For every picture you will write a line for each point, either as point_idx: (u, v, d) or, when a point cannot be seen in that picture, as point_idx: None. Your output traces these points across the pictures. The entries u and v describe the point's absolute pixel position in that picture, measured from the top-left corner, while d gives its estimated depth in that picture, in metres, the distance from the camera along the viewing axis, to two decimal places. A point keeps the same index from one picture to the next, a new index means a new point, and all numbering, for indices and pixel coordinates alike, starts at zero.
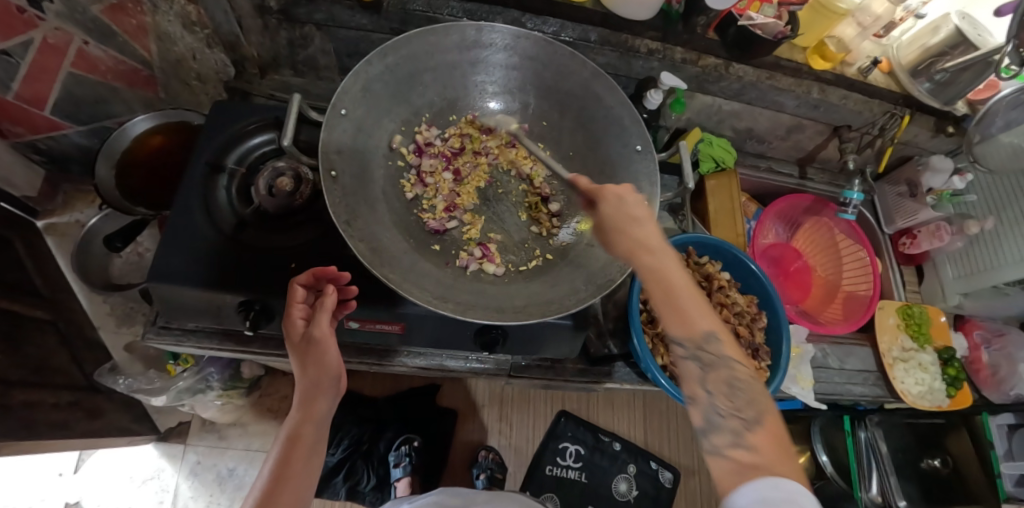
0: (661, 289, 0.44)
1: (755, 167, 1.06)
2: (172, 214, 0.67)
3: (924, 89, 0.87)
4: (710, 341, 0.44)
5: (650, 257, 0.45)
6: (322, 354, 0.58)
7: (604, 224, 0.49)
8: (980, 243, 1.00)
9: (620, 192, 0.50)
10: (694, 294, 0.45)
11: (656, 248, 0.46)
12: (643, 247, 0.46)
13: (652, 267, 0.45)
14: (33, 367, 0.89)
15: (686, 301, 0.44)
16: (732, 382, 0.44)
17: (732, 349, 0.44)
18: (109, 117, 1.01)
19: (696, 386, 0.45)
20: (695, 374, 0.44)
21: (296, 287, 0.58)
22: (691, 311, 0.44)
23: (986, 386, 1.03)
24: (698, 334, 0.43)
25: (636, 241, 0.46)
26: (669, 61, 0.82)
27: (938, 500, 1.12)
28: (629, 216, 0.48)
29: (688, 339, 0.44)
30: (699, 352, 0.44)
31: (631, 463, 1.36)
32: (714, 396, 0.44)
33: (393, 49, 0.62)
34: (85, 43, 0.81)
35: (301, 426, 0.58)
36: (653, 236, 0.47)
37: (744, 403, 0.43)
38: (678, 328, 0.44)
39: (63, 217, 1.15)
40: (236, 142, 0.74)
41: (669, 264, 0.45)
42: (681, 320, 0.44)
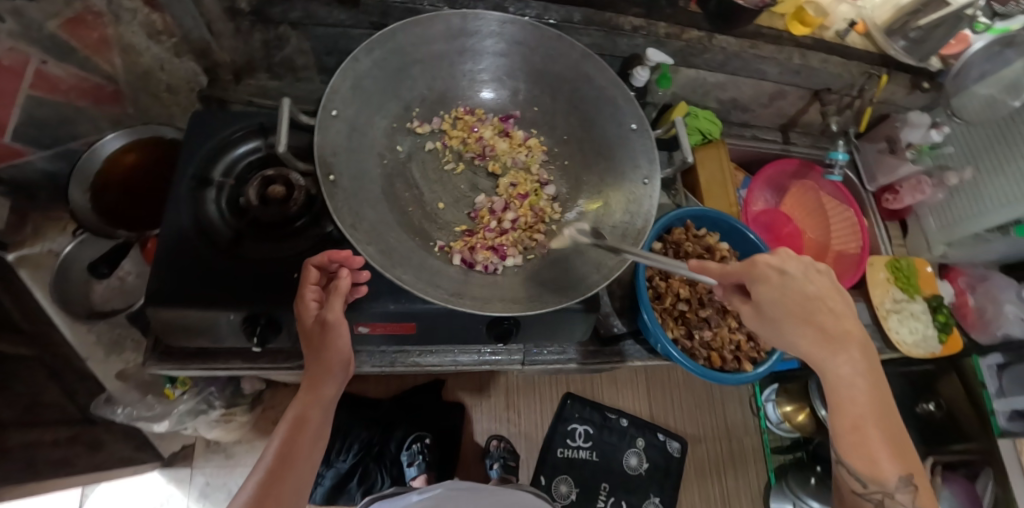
0: (850, 415, 0.49)
1: (741, 136, 1.08)
2: (162, 232, 0.65)
3: (901, 47, 0.89)
4: (898, 482, 0.47)
5: (841, 366, 0.50)
6: (333, 338, 0.57)
7: (761, 310, 0.52)
8: (959, 194, 1.05)
9: (780, 267, 0.52)
10: (885, 432, 0.48)
11: (848, 341, 0.51)
12: (836, 345, 0.50)
13: (839, 377, 0.50)
14: (25, 406, 0.86)
15: (874, 430, 0.49)
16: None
17: (924, 495, 0.48)
18: (74, 137, 0.89)
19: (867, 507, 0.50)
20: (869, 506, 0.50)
21: (311, 269, 0.59)
22: (879, 447, 0.48)
23: (975, 328, 1.08)
24: (887, 479, 0.47)
25: (824, 336, 0.50)
26: (654, 37, 0.83)
27: (937, 441, 1.18)
28: (806, 299, 0.51)
29: (875, 480, 0.48)
30: (885, 496, 0.48)
31: (639, 437, 1.39)
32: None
33: (379, 43, 0.61)
34: (43, 62, 0.73)
35: (307, 409, 0.57)
36: (842, 326, 0.51)
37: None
38: (864, 467, 0.48)
39: (35, 248, 0.88)
40: (221, 153, 0.72)
41: (860, 376, 0.50)
42: (872, 465, 0.48)
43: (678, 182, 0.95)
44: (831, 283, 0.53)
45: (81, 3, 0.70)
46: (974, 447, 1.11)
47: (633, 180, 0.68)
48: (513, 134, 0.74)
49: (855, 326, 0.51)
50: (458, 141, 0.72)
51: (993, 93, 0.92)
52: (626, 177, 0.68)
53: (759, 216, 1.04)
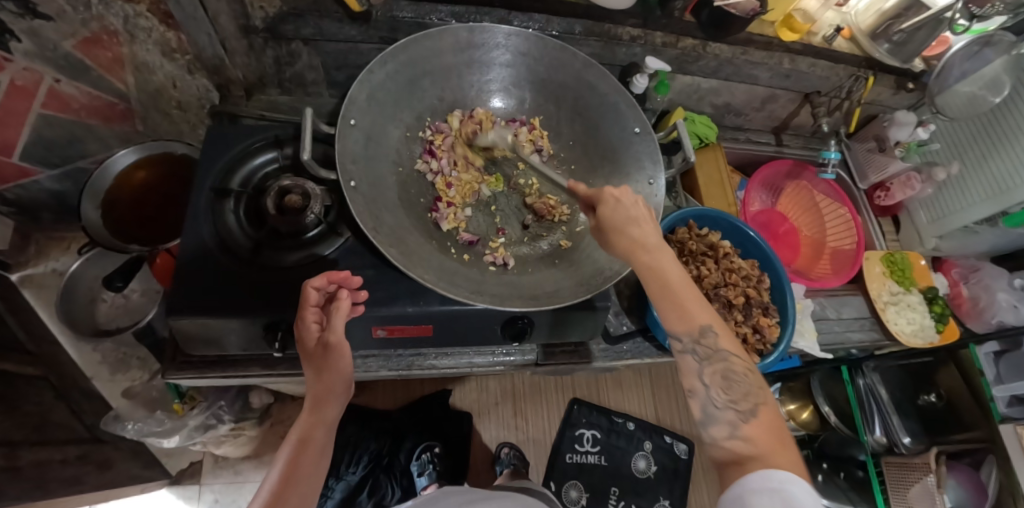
0: (661, 285, 0.49)
1: (735, 139, 1.11)
2: (183, 242, 0.66)
3: (885, 49, 0.94)
4: (706, 334, 0.48)
5: (648, 256, 0.50)
6: (337, 358, 0.60)
7: (602, 223, 0.54)
8: (947, 188, 1.09)
9: (617, 194, 0.54)
10: (694, 292, 0.49)
11: (653, 245, 0.51)
12: (639, 247, 0.50)
13: (648, 265, 0.49)
14: (35, 425, 0.86)
15: (683, 297, 0.49)
16: (728, 372, 0.47)
17: (727, 341, 0.48)
18: (84, 155, 0.90)
19: (694, 378, 0.48)
20: (691, 366, 0.48)
21: (311, 290, 0.58)
22: (690, 308, 0.48)
23: (971, 318, 1.08)
24: (698, 328, 0.48)
25: (632, 240, 0.51)
26: (651, 45, 0.87)
27: (939, 431, 1.19)
28: (626, 218, 0.52)
29: (689, 333, 0.48)
30: (697, 344, 0.48)
31: (647, 440, 1.39)
32: (711, 386, 0.48)
33: (392, 56, 0.65)
34: (57, 80, 0.76)
35: (311, 430, 0.61)
36: (650, 235, 0.51)
37: (740, 397, 0.46)
38: (677, 322, 0.49)
39: (38, 267, 0.92)
40: (239, 164, 0.74)
41: (667, 263, 0.50)
42: (682, 317, 0.48)
43: (678, 184, 0.98)
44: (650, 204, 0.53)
45: (98, 22, 0.73)
46: (977, 435, 1.14)
47: (638, 181, 0.71)
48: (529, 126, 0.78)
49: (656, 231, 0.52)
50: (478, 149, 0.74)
51: (975, 90, 0.96)
52: (631, 179, 0.71)
53: (756, 215, 1.06)
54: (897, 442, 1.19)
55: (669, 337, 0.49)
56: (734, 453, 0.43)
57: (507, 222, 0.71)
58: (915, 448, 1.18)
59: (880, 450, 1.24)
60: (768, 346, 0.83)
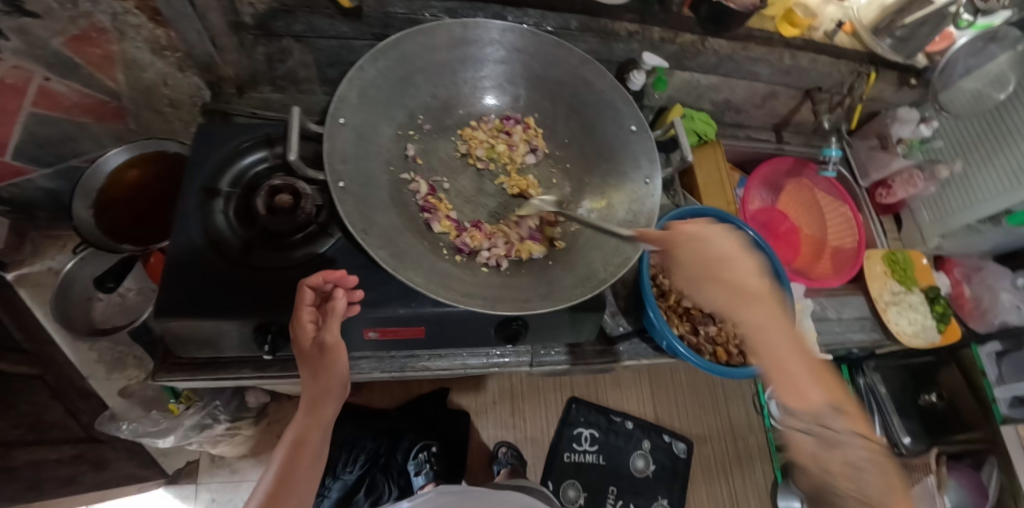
0: (768, 346, 0.41)
1: (735, 137, 1.10)
2: (172, 243, 0.65)
3: (887, 45, 0.92)
4: (832, 417, 0.39)
5: (752, 310, 0.42)
6: (334, 359, 0.59)
7: (685, 259, 0.46)
8: (950, 187, 1.07)
9: (698, 227, 0.47)
10: (805, 356, 0.41)
11: (757, 291, 0.42)
12: (742, 297, 0.42)
13: (752, 318, 0.42)
14: (30, 425, 0.85)
15: (797, 369, 0.41)
16: (859, 464, 0.39)
17: (859, 425, 0.39)
18: (76, 154, 0.89)
19: (813, 464, 0.40)
20: (806, 446, 0.40)
21: (306, 289, 0.57)
22: (804, 380, 0.40)
23: (972, 318, 1.08)
24: (818, 409, 0.39)
25: (733, 288, 0.42)
26: (649, 41, 0.85)
27: (941, 430, 1.21)
28: (712, 256, 0.44)
29: (806, 412, 0.39)
30: (817, 427, 0.39)
31: (645, 439, 1.39)
32: (837, 479, 0.39)
33: (384, 52, 0.63)
34: (47, 79, 0.75)
35: (306, 431, 0.61)
36: (754, 280, 0.42)
37: (875, 494, 0.37)
38: (788, 396, 0.40)
39: (35, 266, 0.91)
40: (229, 163, 0.73)
41: (775, 319, 0.42)
42: (795, 390, 0.40)
43: (676, 183, 0.97)
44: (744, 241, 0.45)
45: (87, 19, 0.71)
46: (978, 435, 1.13)
47: (634, 180, 0.70)
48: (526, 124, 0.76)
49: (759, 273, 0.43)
50: (478, 142, 0.74)
51: (980, 87, 0.95)
52: (628, 178, 0.70)
53: (756, 214, 1.05)
54: (897, 441, 1.20)
55: (780, 409, 0.41)
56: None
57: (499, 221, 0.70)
58: (915, 448, 1.18)
59: None
60: None
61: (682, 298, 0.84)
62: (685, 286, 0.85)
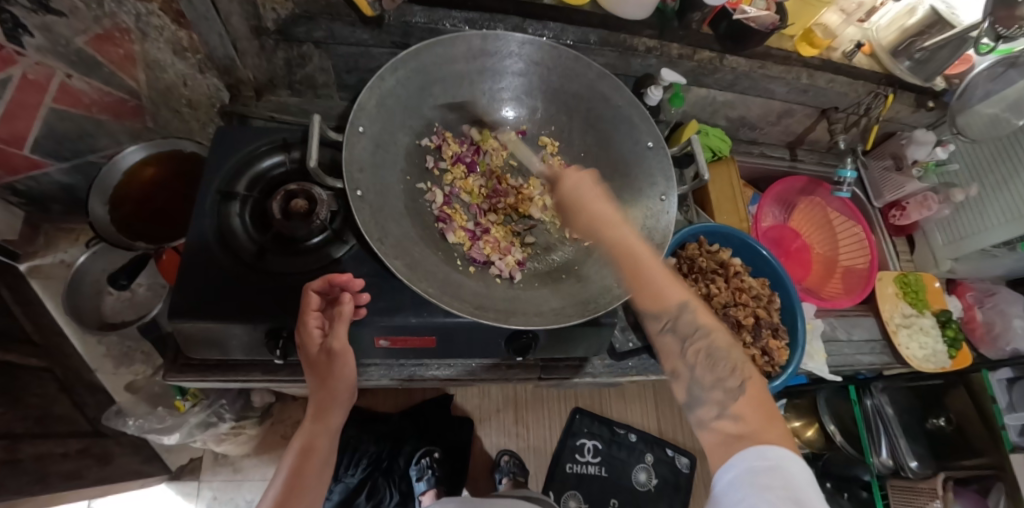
0: (636, 273, 0.51)
1: (749, 153, 1.09)
2: (187, 246, 0.66)
3: (906, 67, 0.93)
4: (682, 315, 0.50)
5: (613, 231, 0.52)
6: (341, 365, 0.60)
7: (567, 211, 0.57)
8: (965, 210, 1.07)
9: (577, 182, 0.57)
10: (659, 266, 0.51)
11: (613, 221, 0.53)
12: (607, 225, 0.52)
13: (621, 248, 0.51)
14: (37, 417, 0.84)
15: (652, 273, 0.50)
16: (711, 350, 0.49)
17: (705, 318, 0.49)
18: (94, 151, 0.93)
19: (677, 360, 0.51)
20: (671, 347, 0.52)
21: (311, 294, 0.59)
22: (659, 284, 0.50)
23: (983, 344, 1.08)
24: (669, 306, 0.50)
25: (595, 220, 0.53)
26: (667, 57, 0.86)
27: (948, 456, 1.18)
28: (591, 208, 0.54)
29: (663, 312, 0.50)
30: (673, 324, 0.51)
31: (648, 453, 1.38)
32: (695, 366, 0.50)
33: (403, 63, 0.63)
34: (69, 76, 0.77)
35: (315, 437, 0.62)
36: (613, 215, 0.53)
37: (724, 373, 0.47)
38: (650, 302, 0.50)
39: (47, 258, 1.01)
40: (246, 167, 0.73)
41: (633, 240, 0.52)
42: (650, 294, 0.50)
43: (689, 198, 0.97)
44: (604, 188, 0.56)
45: (110, 20, 0.71)
46: (987, 461, 1.12)
47: (650, 197, 0.69)
48: (542, 141, 0.77)
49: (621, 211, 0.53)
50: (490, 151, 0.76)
51: (998, 112, 0.94)
52: (643, 194, 0.70)
53: (768, 231, 1.05)
54: (903, 465, 1.19)
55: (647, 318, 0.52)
56: (724, 434, 0.43)
57: (518, 232, 0.71)
58: (922, 472, 1.17)
59: (885, 472, 1.23)
60: (775, 368, 0.83)
61: None
62: None
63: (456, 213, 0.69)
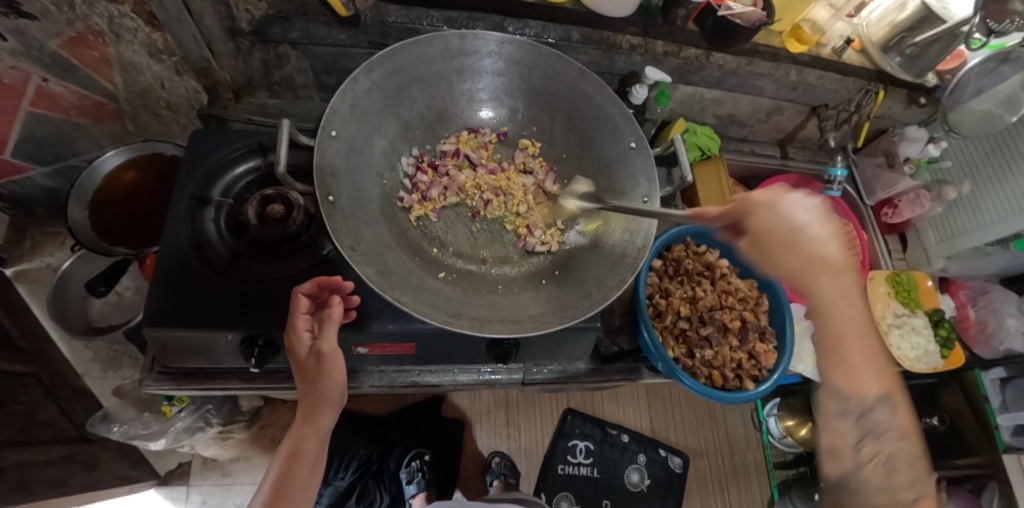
0: (834, 333, 0.47)
1: (739, 151, 1.08)
2: (161, 251, 0.65)
3: (896, 63, 0.91)
4: (879, 406, 0.44)
5: (831, 281, 0.48)
6: (330, 370, 0.56)
7: (755, 238, 0.51)
8: (958, 207, 1.06)
9: (772, 200, 0.50)
10: (874, 354, 0.46)
11: (836, 264, 0.48)
12: (825, 268, 0.48)
13: (823, 297, 0.48)
14: (21, 425, 0.82)
15: (855, 340, 0.47)
16: (894, 457, 0.42)
17: (905, 419, 0.44)
18: (75, 154, 0.91)
19: (844, 441, 0.45)
20: (846, 432, 0.45)
21: (300, 296, 0.56)
22: (863, 371, 0.45)
23: (976, 342, 1.09)
24: (866, 398, 0.45)
25: (817, 259, 0.48)
26: (651, 54, 0.84)
27: (943, 454, 1.18)
28: (791, 230, 0.49)
29: (855, 397, 0.45)
30: (862, 410, 0.45)
31: (641, 453, 1.37)
32: (865, 467, 0.43)
33: (378, 64, 0.62)
34: (44, 80, 0.76)
35: (304, 440, 0.56)
36: (837, 250, 0.48)
37: (901, 481, 0.41)
38: (841, 379, 0.46)
39: (32, 263, 0.97)
40: (220, 172, 0.72)
41: (847, 295, 0.48)
42: (852, 377, 0.45)
43: (676, 198, 0.95)
44: (824, 210, 0.49)
45: (83, 22, 0.69)
46: (980, 461, 1.10)
47: (633, 198, 0.67)
48: (523, 142, 0.76)
49: (844, 246, 0.48)
50: (472, 148, 0.74)
51: (990, 108, 0.93)
52: (625, 196, 0.68)
53: None
54: None
55: (828, 394, 0.46)
56: None
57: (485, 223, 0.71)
58: None
59: None
60: (763, 372, 0.83)
61: (679, 320, 0.82)
62: (682, 307, 0.83)
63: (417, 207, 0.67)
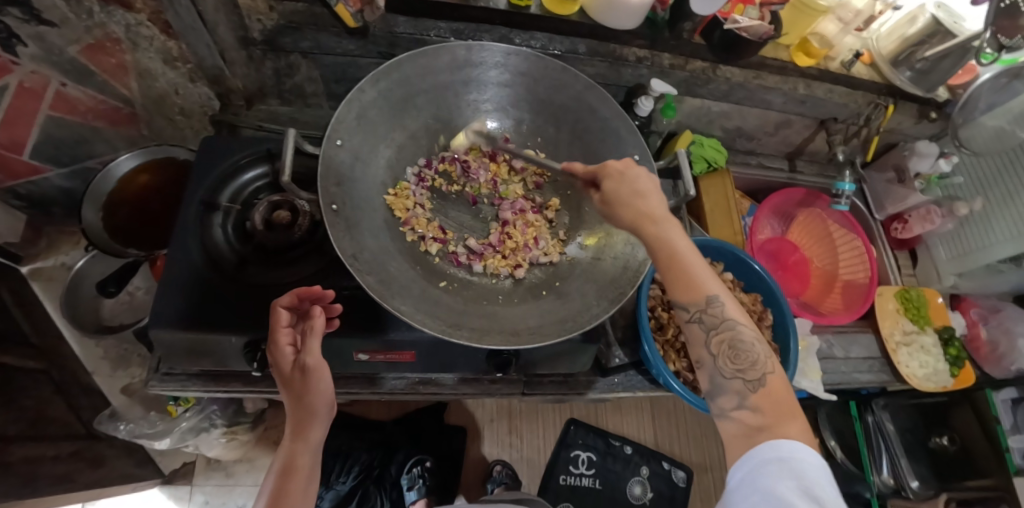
0: (674, 257, 0.45)
1: (746, 164, 1.08)
2: (168, 255, 0.66)
3: (907, 77, 0.91)
4: (714, 306, 0.44)
5: (663, 228, 0.45)
6: (316, 382, 0.54)
7: (608, 198, 0.50)
8: (969, 225, 1.05)
9: (624, 168, 0.50)
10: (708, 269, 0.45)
11: (661, 215, 0.47)
12: (648, 219, 0.46)
13: (660, 237, 0.45)
14: (33, 420, 0.84)
15: (692, 261, 0.45)
16: (737, 339, 0.45)
17: (735, 312, 0.44)
18: (91, 156, 0.95)
19: (699, 348, 0.46)
20: (699, 337, 0.45)
21: (281, 310, 0.55)
22: (701, 280, 0.44)
23: (987, 362, 1.07)
24: (703, 298, 0.44)
25: (643, 213, 0.47)
26: (658, 67, 0.84)
27: (954, 476, 1.16)
28: (631, 195, 0.48)
29: (694, 304, 0.45)
30: (704, 314, 0.45)
31: (643, 465, 1.36)
32: (718, 358, 0.45)
33: (385, 74, 0.62)
34: (63, 84, 0.77)
35: (296, 456, 0.55)
36: (658, 203, 0.47)
37: (746, 364, 0.44)
38: (682, 293, 0.45)
39: (48, 260, 1.02)
40: (227, 179, 0.73)
41: (677, 232, 0.46)
42: (689, 287, 0.45)
43: (682, 210, 0.95)
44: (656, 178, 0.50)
45: (101, 30, 0.71)
46: (991, 483, 1.08)
47: None
48: (526, 153, 0.75)
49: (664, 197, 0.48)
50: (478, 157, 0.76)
51: (1004, 124, 0.93)
52: None
53: (764, 244, 1.03)
54: (905, 485, 1.20)
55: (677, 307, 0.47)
56: (745, 425, 0.42)
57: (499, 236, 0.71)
58: (923, 492, 1.19)
59: (886, 491, 1.23)
60: None
61: (680, 333, 0.83)
62: (684, 320, 0.84)
63: (423, 222, 0.67)
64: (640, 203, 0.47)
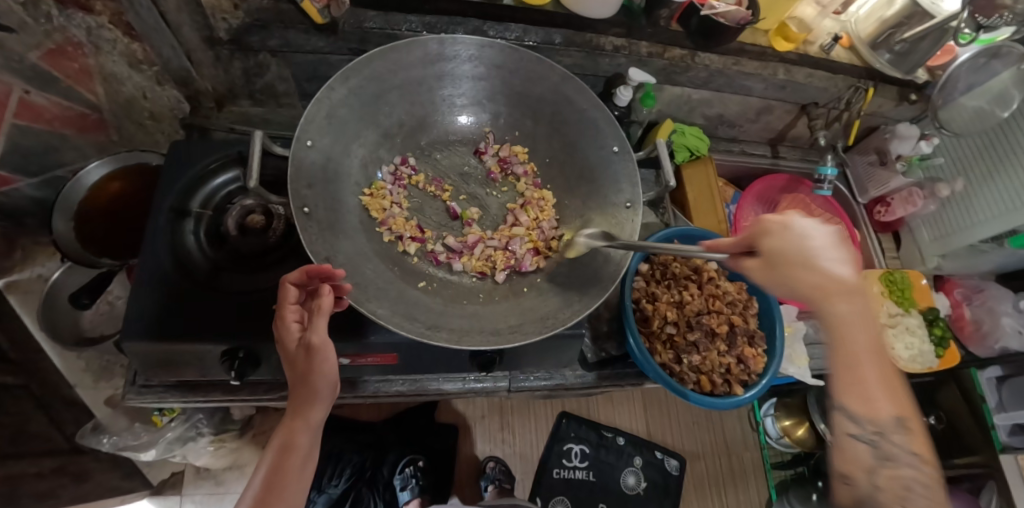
0: (851, 352, 0.43)
1: (728, 152, 1.08)
2: (139, 263, 0.64)
3: (885, 59, 0.90)
4: (893, 427, 0.44)
5: (849, 305, 0.42)
6: (319, 363, 0.51)
7: (771, 258, 0.47)
8: (951, 206, 1.05)
9: (786, 222, 0.47)
10: (886, 381, 0.44)
11: (854, 293, 0.43)
12: (837, 291, 0.42)
13: (842, 318, 0.42)
14: (14, 437, 0.82)
15: (872, 373, 0.43)
16: (907, 479, 0.44)
17: (915, 444, 0.45)
18: (62, 164, 0.88)
19: (859, 468, 0.45)
20: (862, 455, 0.45)
21: (289, 286, 0.53)
22: (878, 393, 0.44)
23: (972, 342, 1.09)
24: (882, 419, 0.44)
25: (823, 284, 0.43)
26: (635, 56, 0.83)
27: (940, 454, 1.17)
28: (806, 257, 0.44)
29: (869, 421, 0.44)
30: (881, 437, 0.44)
31: (637, 456, 1.36)
32: (879, 487, 0.43)
33: (355, 71, 0.61)
34: (27, 92, 0.71)
35: (294, 436, 0.52)
36: (843, 274, 0.43)
37: (917, 505, 0.43)
38: (856, 403, 0.44)
39: (24, 273, 0.90)
40: (198, 183, 0.71)
41: (863, 322, 0.42)
42: (866, 401, 0.44)
43: (665, 200, 0.94)
44: (837, 241, 0.45)
45: (61, 34, 0.67)
46: (978, 460, 1.09)
47: (615, 204, 0.66)
48: (513, 150, 0.75)
49: (854, 269, 0.44)
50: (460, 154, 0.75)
51: (982, 105, 0.93)
52: (607, 201, 0.67)
53: None
54: None
55: (845, 418, 0.45)
56: None
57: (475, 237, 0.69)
58: None
59: None
60: (753, 376, 0.81)
61: (665, 324, 0.82)
62: (669, 311, 0.83)
63: (401, 221, 0.65)
64: (817, 270, 0.43)
